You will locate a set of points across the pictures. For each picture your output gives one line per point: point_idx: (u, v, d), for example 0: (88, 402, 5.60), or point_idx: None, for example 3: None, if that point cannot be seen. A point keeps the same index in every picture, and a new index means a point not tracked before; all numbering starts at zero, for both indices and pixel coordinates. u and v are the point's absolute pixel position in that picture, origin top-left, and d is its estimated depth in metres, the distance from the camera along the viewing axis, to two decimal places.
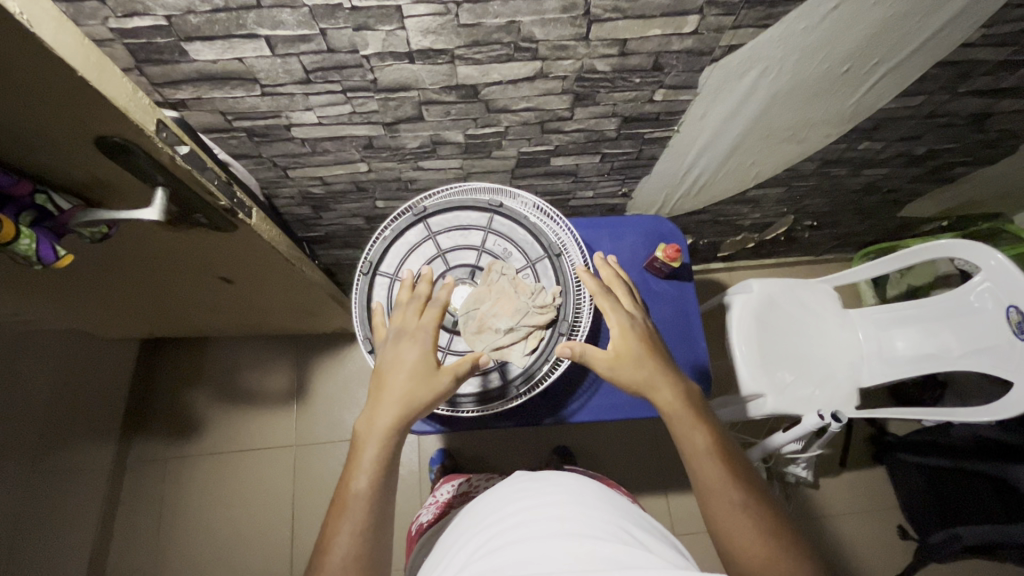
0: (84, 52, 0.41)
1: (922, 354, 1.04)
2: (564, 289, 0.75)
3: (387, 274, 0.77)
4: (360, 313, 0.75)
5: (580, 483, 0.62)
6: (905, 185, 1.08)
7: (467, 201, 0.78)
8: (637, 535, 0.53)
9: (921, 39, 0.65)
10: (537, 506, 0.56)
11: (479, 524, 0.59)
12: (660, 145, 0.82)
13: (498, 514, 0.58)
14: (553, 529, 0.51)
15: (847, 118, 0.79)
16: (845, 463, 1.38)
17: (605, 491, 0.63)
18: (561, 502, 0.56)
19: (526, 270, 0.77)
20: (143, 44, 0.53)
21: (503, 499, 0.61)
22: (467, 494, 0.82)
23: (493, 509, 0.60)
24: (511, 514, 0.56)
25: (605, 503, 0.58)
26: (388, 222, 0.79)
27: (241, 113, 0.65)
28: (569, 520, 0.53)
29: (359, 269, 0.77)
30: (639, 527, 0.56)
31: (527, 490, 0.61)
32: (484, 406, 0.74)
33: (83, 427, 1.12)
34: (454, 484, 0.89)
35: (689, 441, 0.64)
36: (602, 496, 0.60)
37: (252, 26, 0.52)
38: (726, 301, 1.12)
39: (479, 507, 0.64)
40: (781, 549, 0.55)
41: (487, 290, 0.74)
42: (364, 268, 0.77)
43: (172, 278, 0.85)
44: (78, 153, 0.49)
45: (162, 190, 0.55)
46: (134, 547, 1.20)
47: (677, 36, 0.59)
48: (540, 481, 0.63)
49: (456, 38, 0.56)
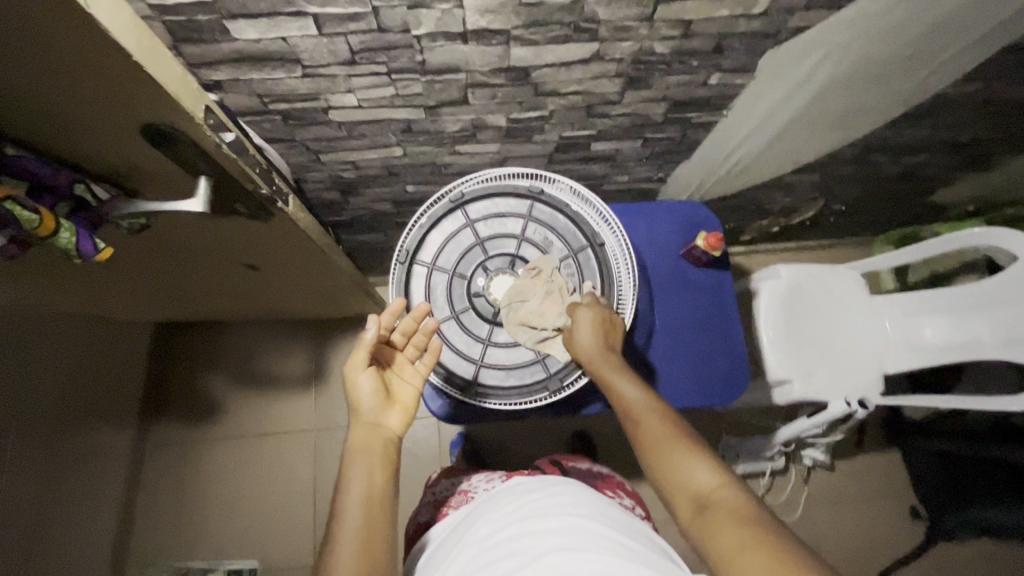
0: (139, 36, 0.37)
1: (949, 342, 1.04)
2: (607, 281, 0.74)
3: (424, 263, 0.75)
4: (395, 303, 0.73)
5: (571, 490, 0.62)
6: (940, 170, 1.06)
7: (507, 187, 0.75)
8: (632, 546, 0.52)
9: (991, 22, 0.62)
10: (525, 518, 0.56)
11: (466, 540, 0.59)
12: (704, 130, 0.80)
13: (488, 525, 0.58)
14: (541, 545, 0.51)
15: (898, 103, 0.77)
16: (859, 446, 1.38)
17: (601, 500, 0.62)
18: (554, 511, 0.56)
19: (567, 260, 0.75)
20: (183, 22, 0.49)
21: (492, 511, 0.61)
22: (466, 496, 0.75)
23: (487, 518, 0.60)
24: (496, 530, 0.56)
25: (599, 511, 0.58)
26: (424, 209, 0.76)
27: (278, 95, 0.61)
28: (561, 532, 0.53)
29: (396, 258, 0.75)
30: (638, 538, 0.55)
31: (519, 499, 0.60)
32: (516, 400, 0.72)
33: (100, 410, 1.10)
34: (453, 483, 0.81)
35: (645, 435, 0.60)
36: (600, 504, 0.60)
37: (300, 3, 0.49)
38: (754, 287, 1.11)
39: (472, 518, 0.63)
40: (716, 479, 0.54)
41: (533, 288, 0.72)
42: (401, 257, 0.74)
43: (199, 264, 0.83)
44: (121, 141, 0.46)
45: (203, 178, 0.52)
46: (156, 527, 1.21)
47: (744, 18, 0.56)
48: (529, 490, 0.62)
49: (514, 19, 0.53)
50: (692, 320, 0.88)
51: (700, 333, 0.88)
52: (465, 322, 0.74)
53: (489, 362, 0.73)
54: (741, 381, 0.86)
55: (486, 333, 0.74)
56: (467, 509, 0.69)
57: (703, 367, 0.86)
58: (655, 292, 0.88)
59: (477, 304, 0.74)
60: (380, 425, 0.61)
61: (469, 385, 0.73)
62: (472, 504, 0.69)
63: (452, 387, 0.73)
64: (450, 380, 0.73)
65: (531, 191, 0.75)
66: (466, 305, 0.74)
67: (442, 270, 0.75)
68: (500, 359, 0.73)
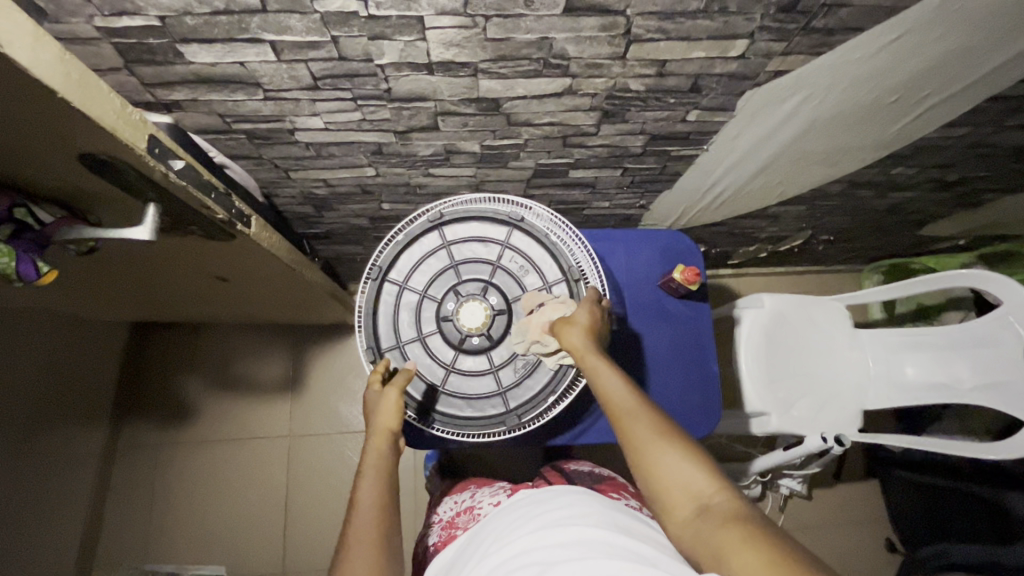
0: (66, 70, 0.36)
1: (930, 382, 1.02)
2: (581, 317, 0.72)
3: (395, 281, 0.72)
4: (359, 320, 0.71)
5: (583, 500, 0.60)
6: (929, 207, 1.04)
7: (486, 210, 0.73)
8: (647, 551, 0.50)
9: (976, 75, 0.61)
10: (537, 531, 0.55)
11: (479, 556, 0.57)
12: (686, 162, 0.78)
13: (500, 541, 0.56)
14: (554, 555, 0.49)
15: (884, 145, 0.75)
16: (839, 475, 1.37)
17: (618, 510, 0.60)
18: (568, 522, 0.54)
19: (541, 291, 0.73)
20: (133, 44, 0.48)
21: (503, 527, 0.59)
22: (472, 514, 0.72)
23: (499, 535, 0.58)
24: (507, 544, 0.55)
25: (613, 522, 0.55)
26: (401, 226, 0.74)
27: (241, 116, 0.60)
28: (571, 544, 0.51)
29: (367, 274, 0.72)
30: (657, 546, 0.53)
31: (531, 514, 0.59)
32: (473, 433, 0.70)
33: (71, 411, 1.09)
34: (456, 500, 0.78)
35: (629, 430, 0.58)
36: (617, 514, 0.58)
37: (256, 30, 0.47)
38: (737, 315, 1.08)
39: (484, 534, 0.62)
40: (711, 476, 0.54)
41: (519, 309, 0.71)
42: (372, 273, 0.71)
43: (166, 274, 0.81)
44: (60, 169, 0.44)
45: (152, 206, 0.50)
46: (125, 530, 1.19)
47: (721, 60, 0.55)
48: (541, 503, 0.61)
49: (480, 52, 0.51)
50: (668, 352, 0.86)
51: (676, 367, 0.86)
52: (429, 348, 0.71)
53: (451, 392, 0.71)
54: (713, 418, 0.85)
55: (451, 361, 0.71)
56: (477, 527, 0.66)
57: (675, 402, 0.85)
58: (630, 320, 0.86)
59: (443, 329, 0.71)
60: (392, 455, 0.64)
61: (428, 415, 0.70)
62: (479, 523, 0.67)
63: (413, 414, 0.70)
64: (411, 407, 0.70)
65: (511, 217, 0.73)
66: (433, 329, 0.71)
67: (412, 290, 0.72)
68: (462, 390, 0.71)
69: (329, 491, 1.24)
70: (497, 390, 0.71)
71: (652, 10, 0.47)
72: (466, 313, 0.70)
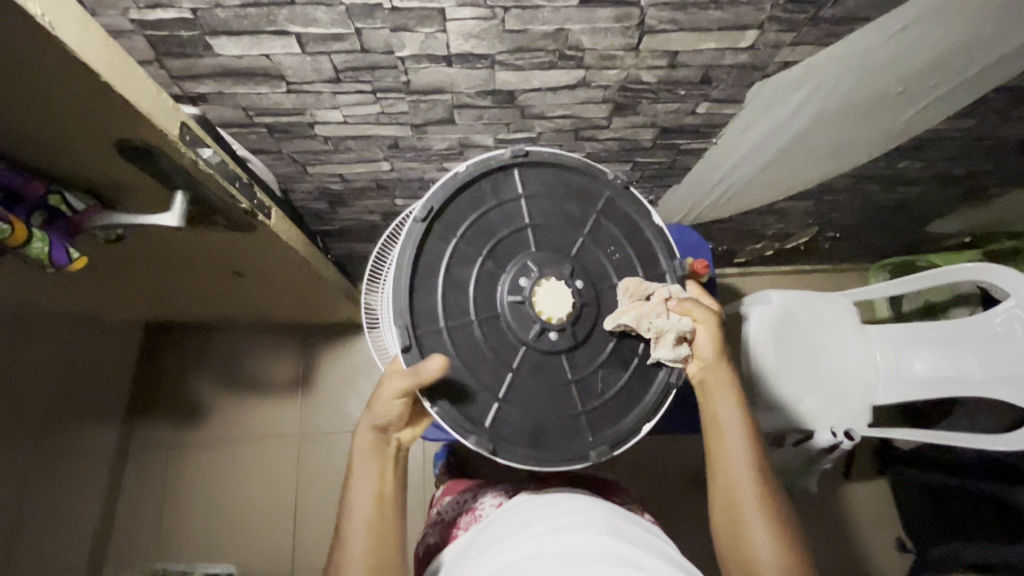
0: (108, 55, 0.37)
1: (940, 376, 1.01)
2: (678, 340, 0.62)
3: (450, 233, 0.59)
4: (403, 296, 0.56)
5: (584, 505, 0.59)
6: (935, 203, 1.05)
7: (563, 162, 0.62)
8: (640, 560, 0.50)
9: (979, 67, 0.62)
10: (538, 535, 0.54)
11: (478, 557, 0.57)
12: (695, 156, 0.79)
13: (494, 546, 0.56)
14: (549, 557, 0.49)
15: (888, 139, 0.77)
16: (848, 474, 1.30)
17: (613, 513, 0.60)
18: (561, 526, 0.54)
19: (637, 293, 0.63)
20: (165, 37, 0.50)
21: (499, 532, 0.59)
22: (475, 514, 0.70)
23: (496, 539, 0.58)
24: (509, 547, 0.54)
25: (614, 529, 0.55)
26: (474, 160, 0.60)
27: (263, 109, 0.61)
28: (572, 550, 0.50)
29: (415, 215, 0.58)
30: (648, 552, 0.52)
31: (524, 519, 0.58)
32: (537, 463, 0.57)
33: (86, 409, 1.10)
34: (459, 500, 0.76)
35: (728, 470, 0.56)
36: (609, 516, 0.58)
37: (283, 23, 0.49)
38: (744, 311, 1.08)
39: (480, 539, 0.62)
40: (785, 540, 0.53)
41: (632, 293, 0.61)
42: (423, 215, 0.58)
43: (182, 269, 0.82)
44: (93, 155, 0.46)
45: (180, 194, 0.52)
46: (136, 531, 1.19)
47: (731, 51, 0.56)
48: (543, 508, 0.60)
49: (498, 44, 0.53)
50: None
51: None
52: (490, 335, 0.58)
53: (512, 398, 0.58)
54: None
55: (516, 356, 0.58)
56: (479, 526, 0.65)
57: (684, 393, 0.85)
58: None
59: (513, 313, 0.58)
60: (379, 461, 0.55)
61: (484, 426, 0.57)
62: (480, 523, 0.66)
63: (464, 433, 0.56)
64: (460, 422, 0.56)
65: (593, 175, 0.63)
66: (498, 312, 0.58)
67: (476, 263, 0.59)
68: (524, 395, 0.58)
69: (339, 489, 1.24)
70: (570, 396, 0.59)
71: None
72: (546, 297, 0.57)
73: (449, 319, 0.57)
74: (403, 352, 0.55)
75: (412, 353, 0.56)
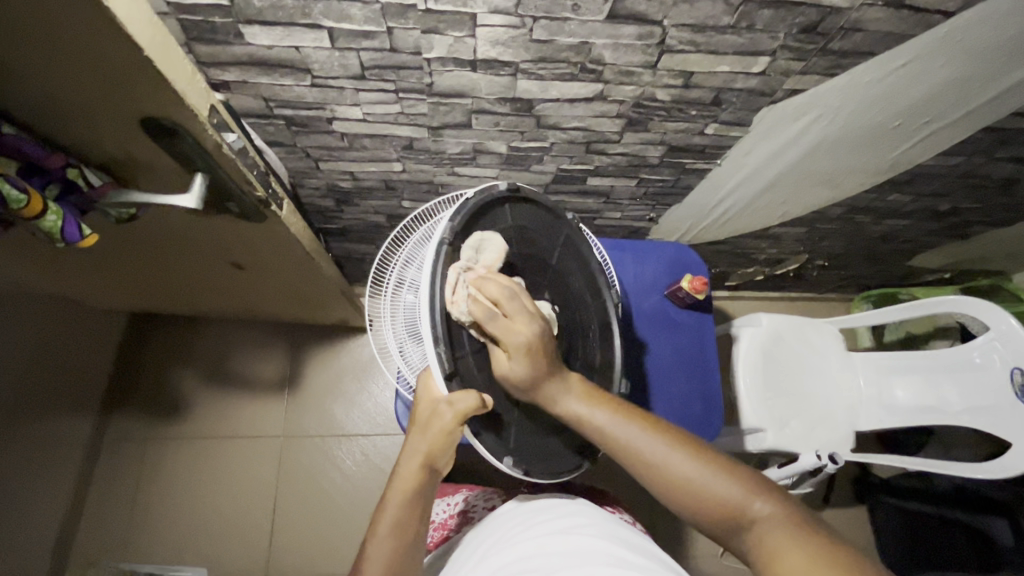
0: (151, 29, 0.38)
1: (920, 405, 1.04)
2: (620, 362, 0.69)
3: (467, 260, 0.57)
4: (443, 324, 0.52)
5: (584, 510, 0.60)
6: (920, 238, 1.10)
7: (536, 198, 0.66)
8: (639, 561, 0.49)
9: (967, 107, 0.67)
10: (537, 538, 0.54)
11: (476, 560, 0.57)
12: (697, 176, 0.82)
13: (494, 546, 0.57)
14: (547, 561, 0.49)
15: (881, 171, 0.80)
16: (827, 498, 1.31)
17: (611, 519, 0.59)
18: (560, 531, 0.54)
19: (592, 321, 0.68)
20: (198, 21, 0.50)
21: (497, 534, 0.59)
22: (467, 517, 0.72)
23: (494, 541, 0.58)
24: (506, 549, 0.54)
25: (614, 534, 0.54)
26: (477, 191, 0.60)
27: (284, 101, 0.62)
28: (570, 551, 0.50)
29: (438, 238, 0.55)
30: (647, 555, 0.52)
31: (523, 523, 0.58)
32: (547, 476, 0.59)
33: (61, 399, 1.06)
34: (451, 502, 0.75)
35: (630, 448, 0.51)
36: (607, 522, 0.58)
37: (317, 16, 0.50)
38: (734, 332, 1.10)
39: (477, 540, 0.62)
40: (720, 471, 0.49)
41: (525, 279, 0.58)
42: (449, 238, 0.55)
43: (180, 257, 0.80)
44: (120, 132, 0.46)
45: (200, 176, 0.51)
46: (106, 530, 1.14)
47: (743, 75, 0.59)
48: (541, 512, 0.60)
49: (523, 53, 0.55)
50: (671, 360, 0.88)
51: (680, 376, 0.88)
52: None
53: (526, 418, 0.59)
54: (714, 428, 0.86)
55: None
56: (471, 531, 0.66)
57: (677, 412, 0.86)
58: (636, 328, 0.88)
59: None
60: (416, 484, 0.55)
61: (512, 446, 0.57)
62: (477, 526, 0.66)
63: (499, 457, 0.56)
64: (496, 449, 0.55)
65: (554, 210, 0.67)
66: None
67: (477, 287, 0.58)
68: (533, 416, 0.60)
69: (319, 493, 1.22)
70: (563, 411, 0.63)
71: (687, 21, 0.51)
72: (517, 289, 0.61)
73: (470, 344, 0.55)
74: (447, 382, 0.52)
75: (454, 382, 0.53)
